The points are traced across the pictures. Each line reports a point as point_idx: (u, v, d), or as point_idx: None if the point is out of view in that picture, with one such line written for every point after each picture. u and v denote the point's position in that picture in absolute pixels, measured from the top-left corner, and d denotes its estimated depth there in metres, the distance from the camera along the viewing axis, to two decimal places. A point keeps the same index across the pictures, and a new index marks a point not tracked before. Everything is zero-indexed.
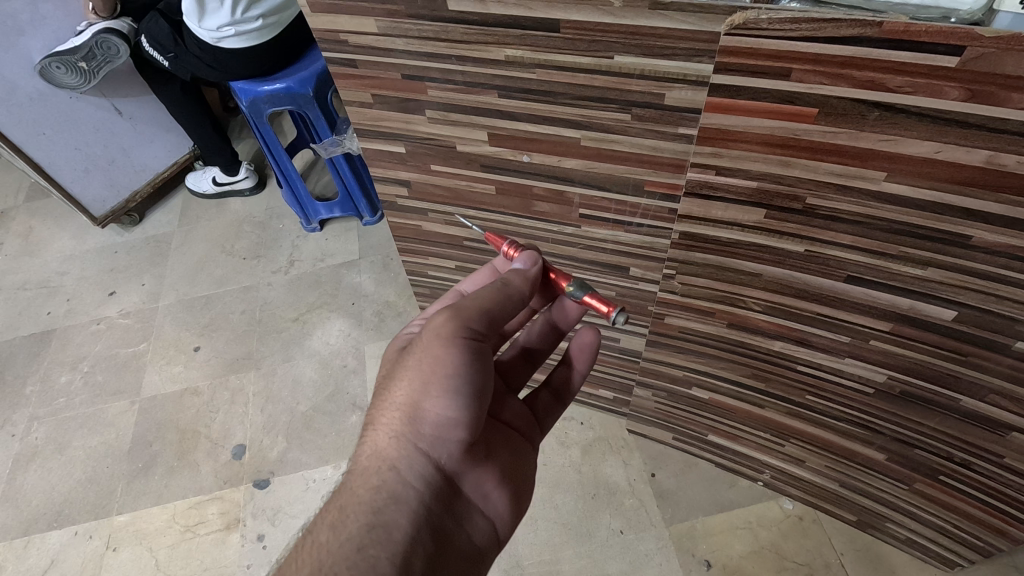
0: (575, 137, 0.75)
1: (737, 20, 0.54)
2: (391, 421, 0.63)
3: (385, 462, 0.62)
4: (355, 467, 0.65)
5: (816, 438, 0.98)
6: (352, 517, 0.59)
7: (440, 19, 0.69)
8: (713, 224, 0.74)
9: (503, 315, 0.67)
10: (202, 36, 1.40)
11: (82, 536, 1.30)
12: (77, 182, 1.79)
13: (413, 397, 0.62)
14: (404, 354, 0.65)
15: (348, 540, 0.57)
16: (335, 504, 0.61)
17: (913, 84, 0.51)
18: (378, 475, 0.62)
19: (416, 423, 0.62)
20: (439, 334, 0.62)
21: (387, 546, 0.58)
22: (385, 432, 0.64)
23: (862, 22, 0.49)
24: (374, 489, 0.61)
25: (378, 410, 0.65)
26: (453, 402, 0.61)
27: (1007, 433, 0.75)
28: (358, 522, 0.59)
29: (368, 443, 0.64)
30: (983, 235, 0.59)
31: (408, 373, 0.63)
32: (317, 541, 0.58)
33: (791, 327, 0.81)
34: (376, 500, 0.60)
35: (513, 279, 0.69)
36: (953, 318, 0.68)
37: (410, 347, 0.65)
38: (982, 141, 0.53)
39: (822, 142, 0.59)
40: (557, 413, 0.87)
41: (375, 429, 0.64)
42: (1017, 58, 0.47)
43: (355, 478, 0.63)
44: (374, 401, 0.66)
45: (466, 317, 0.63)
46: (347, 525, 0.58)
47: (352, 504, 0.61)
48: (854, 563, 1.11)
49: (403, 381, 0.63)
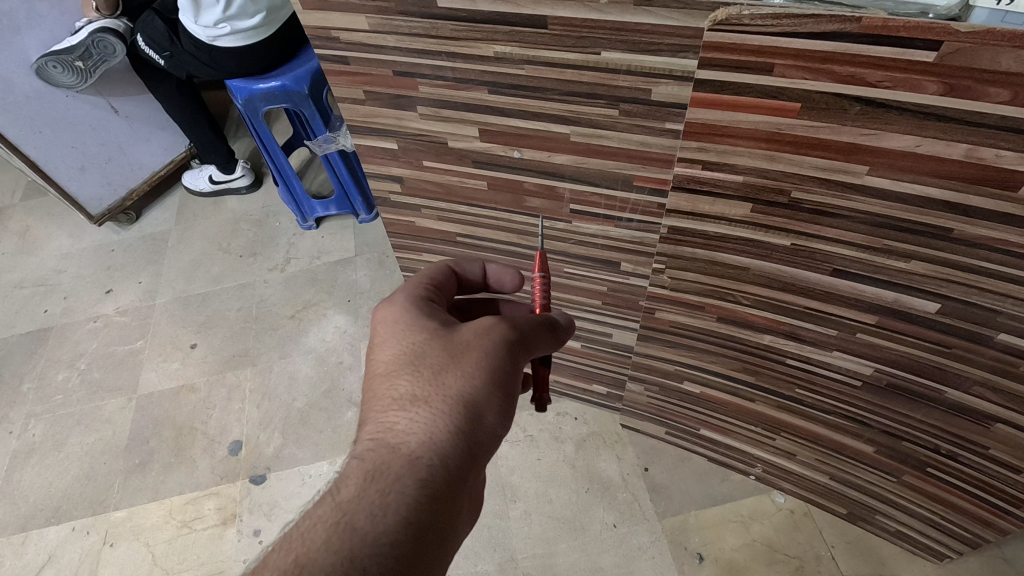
0: (565, 133, 0.76)
1: (720, 16, 0.55)
2: (445, 410, 0.56)
3: (430, 450, 0.54)
4: (383, 441, 0.55)
5: (806, 431, 0.99)
6: (389, 503, 0.50)
7: (429, 16, 0.70)
8: (701, 218, 0.75)
9: (546, 343, 0.68)
10: (197, 33, 1.40)
11: (80, 531, 1.31)
12: (73, 180, 1.79)
13: (476, 398, 0.57)
14: (463, 344, 0.60)
15: (387, 531, 0.49)
16: (363, 482, 0.51)
17: (892, 78, 0.52)
18: (425, 465, 0.53)
19: (473, 420, 0.57)
20: (505, 342, 0.61)
21: (424, 546, 0.50)
22: (437, 417, 0.56)
23: (841, 17, 0.50)
24: (418, 477, 0.52)
25: (428, 393, 0.57)
26: (506, 421, 0.60)
27: (991, 424, 0.76)
28: (399, 513, 0.50)
29: (407, 422, 0.56)
30: (963, 228, 0.60)
31: (472, 370, 0.58)
32: (348, 524, 0.48)
33: (779, 320, 0.82)
34: (418, 491, 0.52)
35: (549, 315, 0.70)
36: (936, 310, 0.69)
37: (470, 340, 0.60)
38: (960, 134, 0.54)
39: (805, 137, 0.60)
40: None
41: (424, 410, 0.56)
42: (992, 53, 0.48)
43: (387, 456, 0.54)
44: (419, 377, 0.58)
45: (525, 339, 0.64)
46: (384, 514, 0.50)
47: (393, 491, 0.51)
48: (844, 555, 1.12)
49: (465, 375, 0.58)
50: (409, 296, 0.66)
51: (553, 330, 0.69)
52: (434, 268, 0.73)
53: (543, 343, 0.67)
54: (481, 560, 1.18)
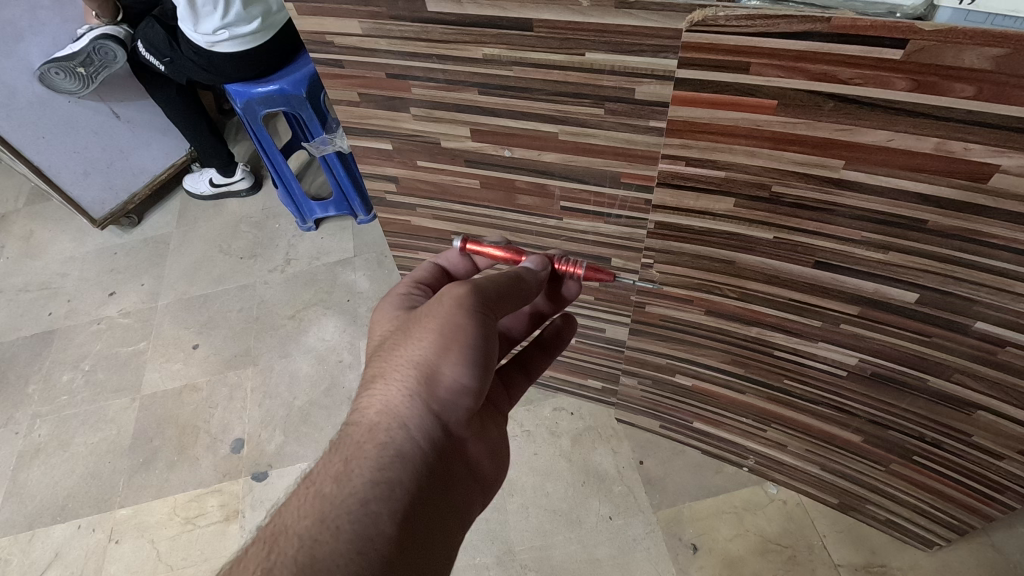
0: (553, 132, 0.78)
1: (697, 17, 0.57)
2: (403, 378, 0.59)
3: (392, 417, 0.58)
4: (354, 418, 0.60)
5: (795, 421, 1.01)
6: (355, 470, 0.55)
7: (420, 20, 0.72)
8: (687, 213, 0.77)
9: (512, 295, 0.67)
10: (196, 40, 1.44)
11: (85, 529, 1.33)
12: (76, 184, 1.82)
13: (431, 360, 0.59)
14: (419, 315, 0.62)
15: (352, 493, 0.53)
16: (332, 456, 0.56)
17: (863, 76, 0.54)
18: (386, 432, 0.57)
19: (431, 382, 0.59)
20: (458, 300, 0.61)
21: (391, 502, 0.53)
22: (396, 387, 0.59)
23: (812, 18, 0.52)
24: (379, 445, 0.56)
25: (388, 365, 0.61)
26: (474, 372, 0.60)
27: (973, 411, 0.78)
28: (362, 476, 0.54)
29: (373, 398, 0.59)
30: (937, 219, 0.62)
31: (426, 334, 0.60)
32: (318, 492, 0.53)
33: (765, 313, 0.85)
34: (381, 456, 0.55)
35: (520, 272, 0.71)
36: (915, 300, 0.71)
37: (425, 310, 0.62)
38: (931, 128, 0.55)
39: (783, 133, 0.62)
40: (548, 363, 0.87)
41: (384, 384, 0.60)
42: (955, 51, 0.50)
43: (355, 431, 0.58)
44: (381, 356, 0.62)
45: (484, 292, 0.63)
46: (350, 478, 0.54)
47: (357, 457, 0.56)
48: (835, 544, 1.14)
49: (418, 341, 0.60)
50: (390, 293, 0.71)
51: (514, 284, 0.68)
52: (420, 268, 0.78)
53: (509, 295, 0.67)
54: (479, 551, 1.20)
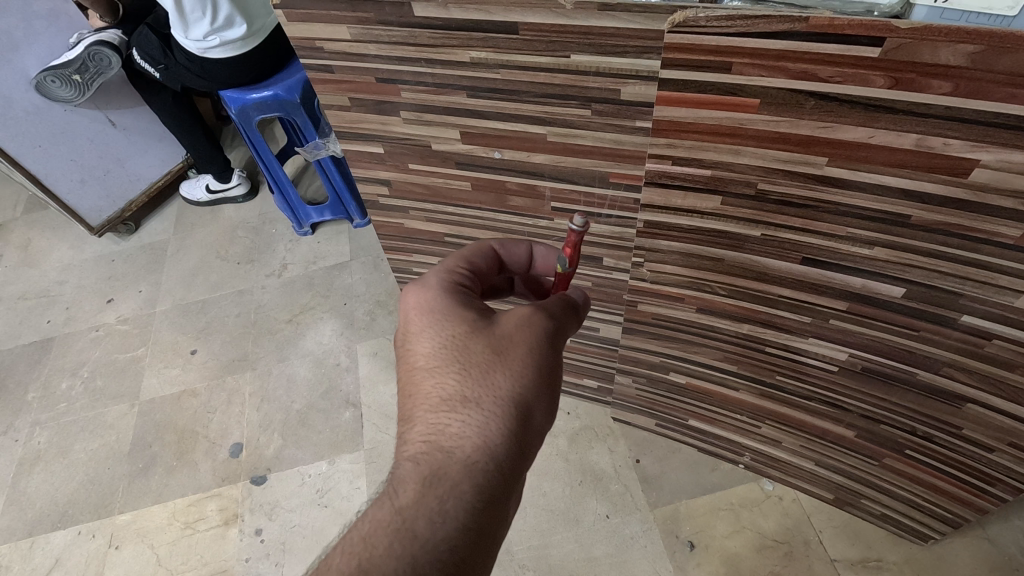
0: (541, 133, 0.79)
1: (678, 18, 0.58)
2: (498, 413, 0.56)
3: (487, 457, 0.54)
4: (438, 444, 0.54)
5: (789, 417, 1.01)
6: (449, 512, 0.51)
7: (408, 25, 0.73)
8: (674, 211, 0.78)
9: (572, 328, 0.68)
10: (189, 46, 1.45)
11: (85, 535, 1.34)
12: (74, 193, 1.83)
13: (525, 397, 0.57)
14: (506, 341, 0.59)
15: (445, 538, 0.50)
16: (422, 489, 0.52)
17: (843, 74, 0.55)
18: (481, 471, 0.53)
19: (524, 422, 0.57)
20: (544, 337, 0.61)
21: (481, 550, 0.51)
22: (491, 421, 0.55)
23: (791, 18, 0.53)
24: (475, 485, 0.53)
25: (478, 393, 0.57)
26: (552, 412, 0.61)
27: (963, 405, 0.79)
28: (455, 519, 0.51)
29: (457, 422, 0.55)
30: (920, 215, 0.63)
31: (520, 367, 0.58)
32: (410, 532, 0.50)
33: (755, 309, 0.85)
34: (477, 499, 0.52)
35: (570, 295, 0.70)
36: (902, 295, 0.71)
37: (510, 333, 0.60)
38: (910, 125, 0.56)
39: (766, 131, 0.63)
40: None
41: (476, 415, 0.56)
42: (932, 48, 0.50)
43: (441, 461, 0.53)
44: (468, 379, 0.57)
45: (561, 333, 0.64)
46: (443, 521, 0.50)
47: (449, 496, 0.52)
48: (832, 539, 1.14)
49: (513, 375, 0.57)
50: (446, 286, 0.64)
51: (572, 312, 0.67)
52: (477, 249, 0.72)
53: (571, 326, 0.67)
54: None
